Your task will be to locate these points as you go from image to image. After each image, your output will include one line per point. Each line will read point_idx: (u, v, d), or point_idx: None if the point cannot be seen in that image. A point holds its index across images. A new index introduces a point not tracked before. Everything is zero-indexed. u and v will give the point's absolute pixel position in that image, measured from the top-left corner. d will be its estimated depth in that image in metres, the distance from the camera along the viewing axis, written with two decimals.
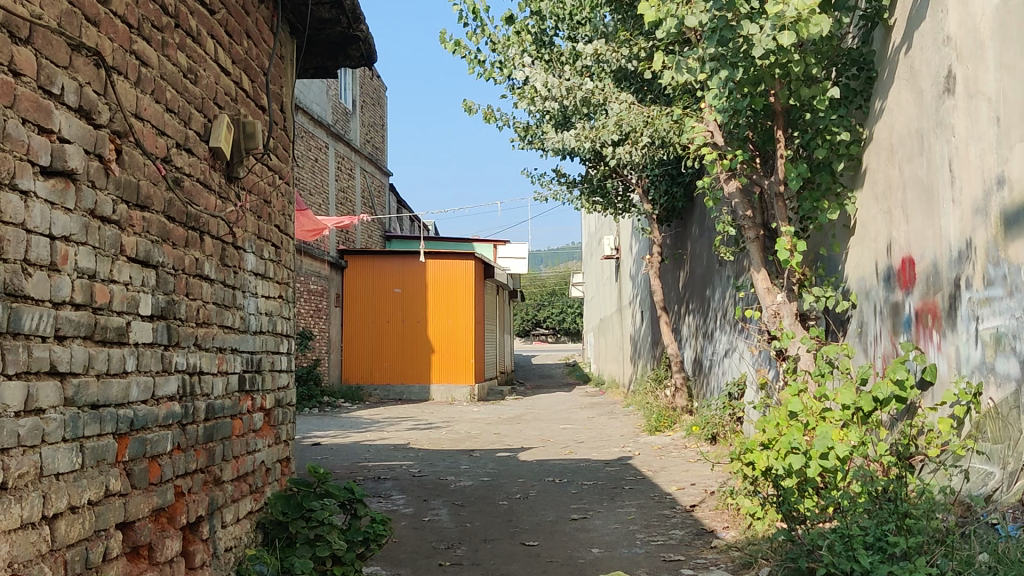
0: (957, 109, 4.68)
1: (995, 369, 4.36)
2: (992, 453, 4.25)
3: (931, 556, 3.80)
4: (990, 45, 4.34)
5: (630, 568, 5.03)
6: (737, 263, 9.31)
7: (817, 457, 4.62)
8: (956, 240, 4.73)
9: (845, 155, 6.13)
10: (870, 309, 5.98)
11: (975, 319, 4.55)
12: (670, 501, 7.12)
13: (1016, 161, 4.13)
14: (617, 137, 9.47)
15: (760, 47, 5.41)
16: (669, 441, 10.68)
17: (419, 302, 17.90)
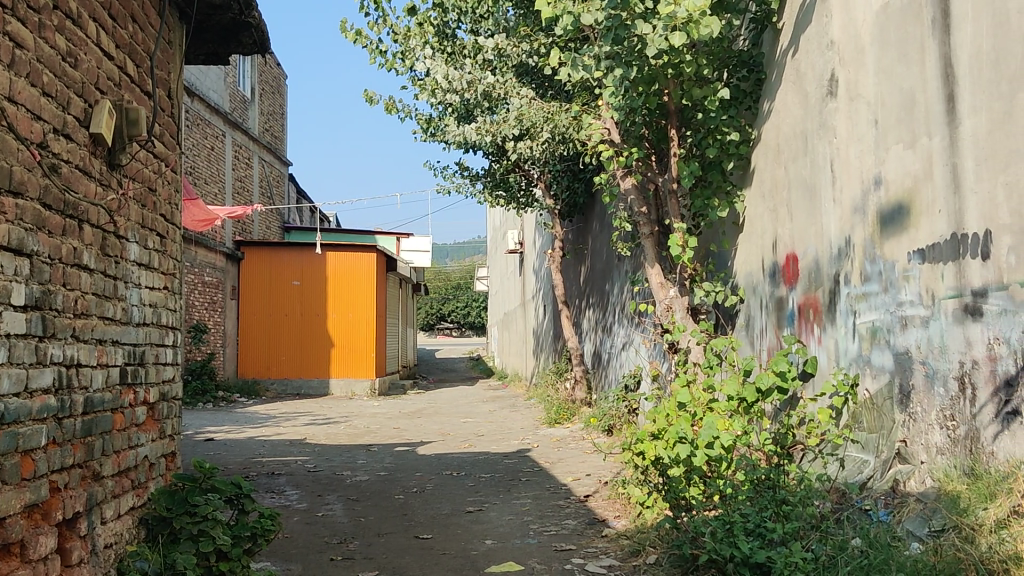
0: (838, 111, 4.87)
1: (871, 361, 4.57)
2: (867, 442, 4.48)
3: (806, 541, 3.90)
4: (870, 50, 4.53)
5: (522, 559, 5.07)
6: (634, 258, 9.48)
7: (703, 446, 4.63)
8: (836, 237, 4.92)
9: (735, 154, 6.30)
10: (757, 304, 6.18)
11: (852, 313, 4.75)
12: (565, 492, 7.21)
13: (893, 163, 4.32)
14: (517, 132, 9.56)
15: (653, 46, 5.50)
16: (567, 433, 10.83)
17: (318, 294, 17.62)
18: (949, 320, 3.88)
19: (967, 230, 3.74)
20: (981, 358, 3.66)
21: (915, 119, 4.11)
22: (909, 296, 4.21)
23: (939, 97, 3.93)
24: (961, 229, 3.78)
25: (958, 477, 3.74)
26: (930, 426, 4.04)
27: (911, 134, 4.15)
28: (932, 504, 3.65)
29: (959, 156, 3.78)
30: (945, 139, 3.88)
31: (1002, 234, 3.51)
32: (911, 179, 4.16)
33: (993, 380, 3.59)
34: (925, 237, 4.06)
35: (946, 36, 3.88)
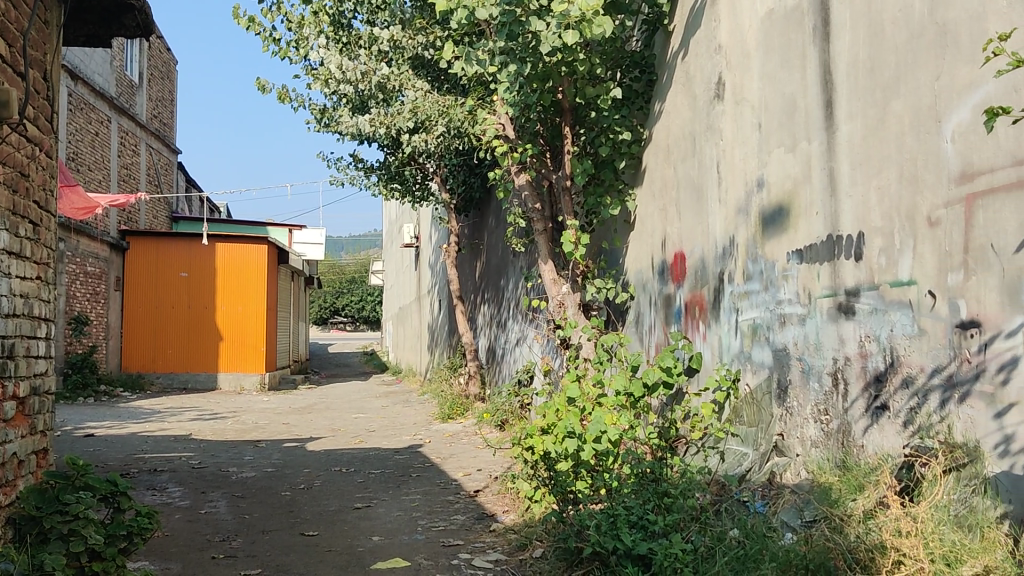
0: (725, 114, 4.99)
1: (751, 357, 4.72)
2: (746, 436, 4.63)
3: (686, 532, 3.91)
4: (755, 55, 4.66)
5: (409, 554, 5.04)
6: (529, 254, 9.53)
7: (591, 441, 4.69)
8: (721, 237, 5.05)
9: (627, 154, 6.39)
10: (646, 301, 6.29)
11: (735, 311, 4.89)
12: (455, 487, 7.21)
13: (775, 165, 4.45)
14: (412, 125, 9.51)
15: (546, 44, 5.53)
16: (460, 428, 10.82)
17: (208, 286, 17.23)
18: (824, 318, 4.03)
19: (842, 231, 3.89)
20: (853, 355, 3.81)
21: (796, 124, 4.25)
22: (788, 295, 4.35)
23: (818, 102, 4.07)
24: (836, 230, 3.93)
25: (831, 469, 3.88)
26: (806, 421, 4.20)
27: (792, 137, 4.29)
28: (805, 496, 3.74)
29: (836, 160, 3.93)
30: (824, 143, 4.02)
31: (874, 236, 3.66)
32: (791, 182, 4.30)
33: (864, 375, 3.73)
34: (804, 238, 4.20)
35: (826, 44, 4.02)
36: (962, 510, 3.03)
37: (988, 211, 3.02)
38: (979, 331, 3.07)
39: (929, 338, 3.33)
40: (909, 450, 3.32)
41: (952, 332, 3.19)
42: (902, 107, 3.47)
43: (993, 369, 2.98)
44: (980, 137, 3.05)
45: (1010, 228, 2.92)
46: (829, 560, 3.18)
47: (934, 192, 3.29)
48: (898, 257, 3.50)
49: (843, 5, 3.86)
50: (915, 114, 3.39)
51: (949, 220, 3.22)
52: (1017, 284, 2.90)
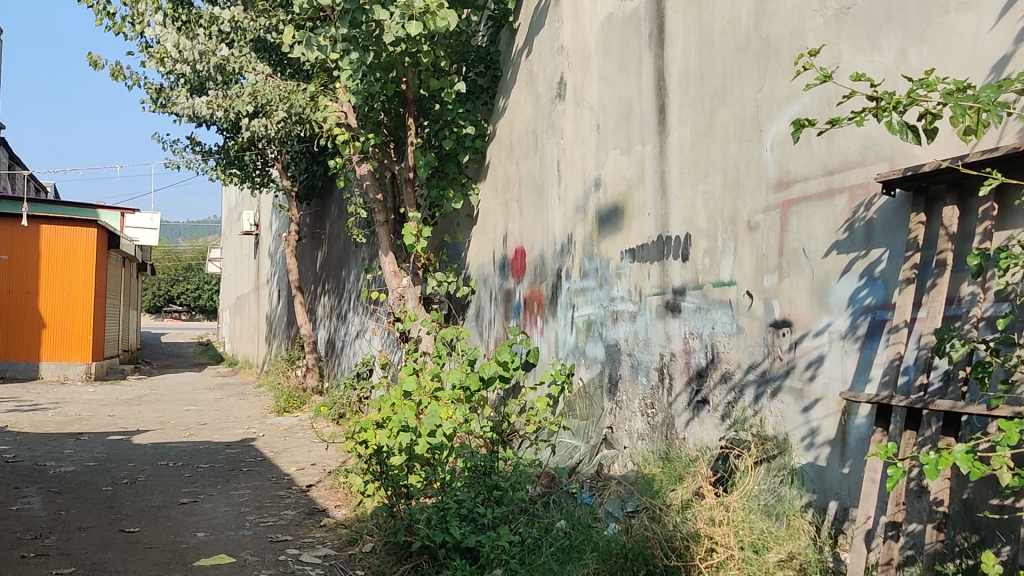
0: (565, 114, 5.09)
1: (585, 352, 4.84)
2: (578, 430, 4.75)
3: (513, 525, 3.76)
4: (594, 58, 4.78)
5: (234, 551, 4.91)
6: (371, 246, 9.44)
7: (425, 435, 4.42)
8: (559, 234, 5.15)
9: (470, 148, 6.40)
10: (486, 296, 6.34)
11: (571, 307, 5.00)
12: (287, 482, 7.08)
13: (610, 166, 4.58)
14: (252, 109, 9.25)
15: (389, 34, 5.44)
16: (295, 421, 10.62)
17: (29, 270, 15.52)
18: (653, 316, 4.17)
19: (670, 232, 4.04)
20: (678, 352, 3.96)
21: (631, 126, 4.38)
22: (620, 293, 4.48)
23: (652, 107, 4.21)
24: (666, 232, 4.07)
25: (654, 461, 4.01)
26: (633, 414, 4.34)
27: (628, 140, 4.42)
28: (629, 489, 3.78)
29: (667, 164, 4.07)
30: (656, 147, 4.16)
31: (699, 238, 3.81)
32: (626, 183, 4.43)
33: (687, 371, 3.89)
34: (636, 237, 4.34)
35: (660, 50, 4.15)
36: (770, 499, 3.16)
37: (801, 217, 3.20)
38: (790, 329, 3.24)
39: (746, 336, 3.49)
40: (725, 442, 3.47)
41: (766, 331, 3.37)
42: (727, 115, 3.63)
43: (803, 366, 3.16)
44: (795, 147, 3.23)
45: (820, 234, 3.09)
46: (647, 548, 3.09)
47: (754, 198, 3.46)
48: (721, 259, 3.66)
49: (676, 15, 4.00)
50: (739, 123, 3.55)
51: (766, 224, 3.39)
52: (824, 287, 3.08)
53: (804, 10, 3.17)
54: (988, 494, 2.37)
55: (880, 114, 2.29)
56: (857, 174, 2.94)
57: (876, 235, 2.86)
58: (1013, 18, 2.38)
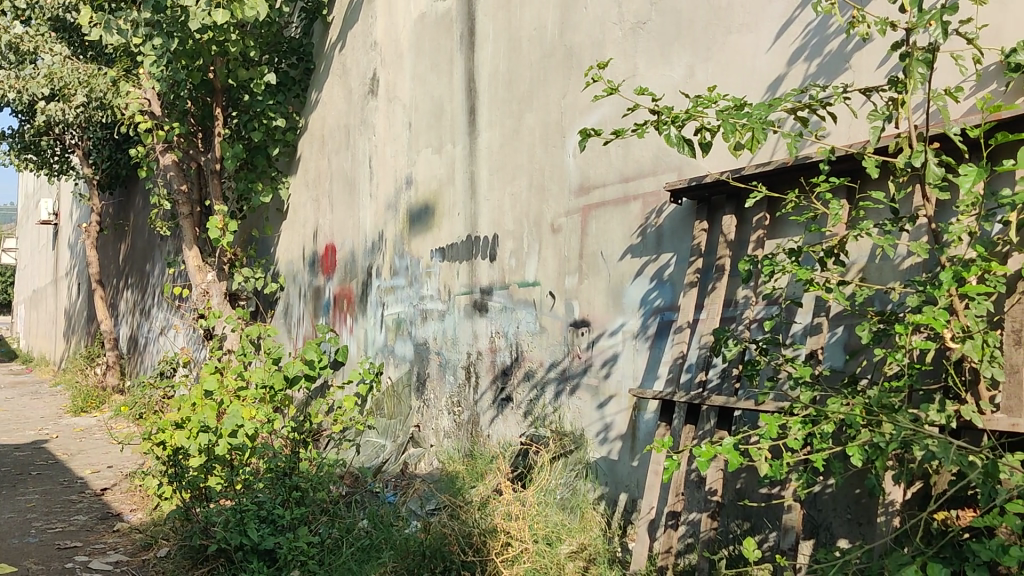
0: (378, 110, 5.08)
1: (394, 351, 4.85)
2: (386, 428, 4.73)
3: (313, 526, 3.66)
4: (407, 56, 4.79)
5: (16, 560, 4.62)
6: (176, 239, 9.07)
7: (226, 435, 4.31)
8: (370, 232, 5.14)
9: (281, 140, 6.26)
10: (296, 292, 6.24)
11: (380, 305, 5.00)
12: (80, 486, 6.72)
13: (421, 165, 4.60)
14: (48, 91, 8.70)
15: (195, 21, 5.19)
16: (94, 422, 10.09)
17: None
18: (461, 315, 4.23)
19: (478, 233, 4.10)
20: (484, 350, 4.03)
21: (443, 126, 4.42)
22: (429, 291, 4.52)
23: (463, 108, 4.26)
24: (474, 232, 4.14)
25: (458, 457, 4.06)
26: (440, 412, 4.39)
27: (439, 139, 4.46)
28: (432, 488, 3.79)
29: (476, 165, 4.13)
30: (467, 147, 4.21)
31: (506, 238, 3.89)
32: (436, 182, 4.47)
33: (492, 369, 3.96)
34: (445, 237, 4.39)
35: (471, 53, 4.21)
36: (566, 493, 3.22)
37: (600, 222, 3.31)
38: (588, 329, 3.36)
39: (548, 335, 3.59)
40: (525, 438, 3.56)
41: (567, 330, 3.48)
42: (534, 120, 3.73)
43: (599, 364, 3.29)
44: (595, 154, 3.35)
45: (617, 238, 3.22)
46: (444, 545, 3.00)
47: (557, 202, 3.57)
48: (526, 260, 3.76)
49: (486, 18, 4.07)
50: (544, 128, 3.65)
51: (568, 227, 3.49)
52: (619, 288, 3.21)
53: (605, 22, 3.28)
54: (756, 484, 2.51)
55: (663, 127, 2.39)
56: (651, 182, 3.07)
57: (666, 241, 3.01)
58: (787, 40, 2.51)
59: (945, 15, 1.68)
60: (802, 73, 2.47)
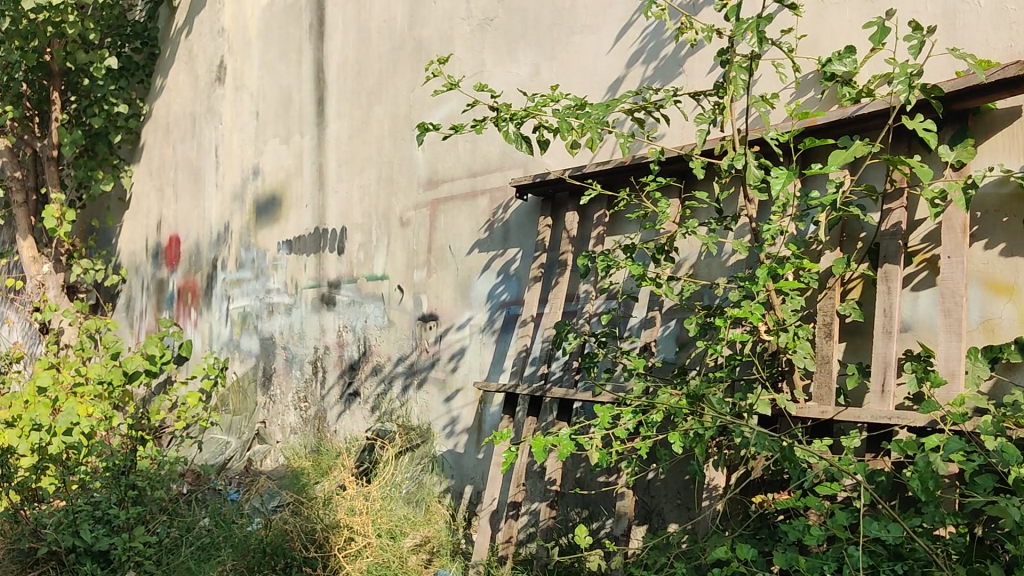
0: (224, 99, 4.95)
1: (240, 345, 4.75)
2: (230, 424, 4.58)
3: (150, 526, 3.49)
4: (255, 45, 4.69)
5: None
6: (9, 230, 8.59)
7: (59, 434, 4.09)
8: (215, 223, 5.01)
9: (123, 127, 6.02)
10: (139, 285, 6.01)
11: (226, 298, 4.88)
12: None
13: (268, 155, 4.51)
14: None
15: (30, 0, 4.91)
16: None
17: None
18: (307, 308, 4.17)
19: (326, 225, 4.06)
20: (331, 344, 3.99)
21: (290, 116, 4.36)
22: (276, 284, 4.44)
23: (311, 99, 4.20)
24: (322, 224, 4.09)
25: (305, 454, 3.99)
26: (287, 408, 4.33)
27: (287, 129, 4.38)
28: (277, 486, 3.74)
29: (324, 156, 4.09)
30: (315, 139, 4.16)
31: (354, 231, 3.86)
32: (284, 173, 4.40)
33: (340, 364, 3.92)
34: (292, 229, 4.32)
35: (320, 43, 4.15)
36: (411, 489, 3.16)
37: (448, 216, 3.32)
38: (436, 323, 3.35)
39: (396, 329, 3.57)
40: (371, 433, 3.51)
41: (414, 324, 3.46)
42: (382, 113, 3.70)
43: (446, 357, 3.28)
44: (443, 148, 3.36)
45: (464, 232, 3.23)
46: (285, 542, 2.83)
47: (406, 195, 3.55)
48: (373, 253, 3.73)
49: (336, 8, 4.02)
50: (393, 121, 3.64)
51: (417, 221, 3.49)
52: (466, 283, 3.22)
53: (453, 17, 3.28)
54: (598, 473, 2.50)
55: (500, 124, 2.40)
56: (497, 178, 3.09)
57: (512, 235, 3.02)
58: (626, 43, 2.56)
59: (759, 24, 1.76)
60: (639, 76, 2.51)
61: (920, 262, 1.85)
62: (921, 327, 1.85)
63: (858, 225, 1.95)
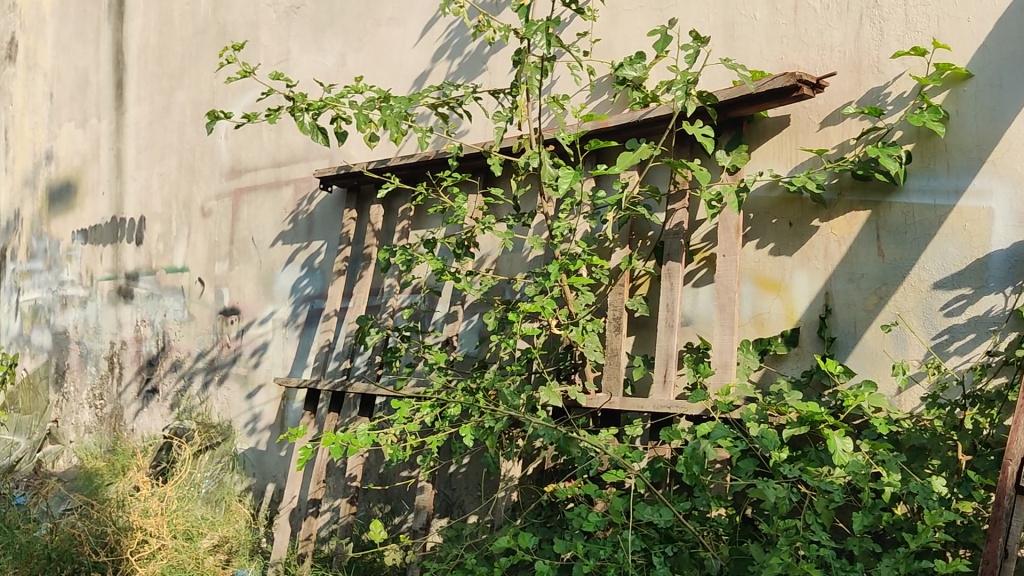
0: (15, 78, 4.65)
1: (30, 341, 4.48)
2: (18, 424, 4.29)
3: None
4: (49, 22, 4.43)
5: None
6: None
7: None
8: (4, 210, 4.70)
9: None
10: None
11: (16, 290, 4.59)
12: None
13: (63, 140, 4.28)
14: None
15: None
16: None
17: None
18: (104, 302, 3.98)
19: (124, 214, 3.88)
20: (129, 339, 3.82)
21: (87, 99, 4.14)
22: (70, 276, 4.21)
23: (109, 81, 4.00)
24: (119, 213, 3.91)
25: (99, 454, 3.79)
26: (81, 406, 4.11)
27: (83, 113, 4.16)
28: (70, 484, 3.54)
29: (123, 142, 3.90)
30: (113, 124, 3.96)
31: (153, 221, 3.71)
32: (79, 159, 4.18)
33: (138, 360, 3.75)
34: (88, 218, 4.11)
35: (119, 23, 3.95)
36: (210, 488, 3.10)
37: (250, 207, 3.22)
38: (238, 317, 3.25)
39: (196, 324, 3.45)
40: (169, 432, 3.40)
41: (216, 318, 3.35)
42: (184, 99, 3.57)
43: (248, 353, 3.19)
44: (246, 137, 3.25)
45: (267, 224, 3.15)
46: (72, 546, 2.64)
47: (208, 183, 3.43)
48: (174, 245, 3.59)
49: None
50: (195, 107, 3.51)
51: (219, 211, 3.37)
52: (269, 276, 3.13)
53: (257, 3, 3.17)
54: (401, 468, 2.45)
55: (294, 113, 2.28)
56: (301, 169, 3.03)
57: (317, 228, 2.97)
58: (432, 38, 2.56)
59: (549, 26, 1.77)
60: (444, 71, 2.52)
61: (700, 260, 1.95)
62: (700, 321, 1.95)
63: (645, 225, 2.02)
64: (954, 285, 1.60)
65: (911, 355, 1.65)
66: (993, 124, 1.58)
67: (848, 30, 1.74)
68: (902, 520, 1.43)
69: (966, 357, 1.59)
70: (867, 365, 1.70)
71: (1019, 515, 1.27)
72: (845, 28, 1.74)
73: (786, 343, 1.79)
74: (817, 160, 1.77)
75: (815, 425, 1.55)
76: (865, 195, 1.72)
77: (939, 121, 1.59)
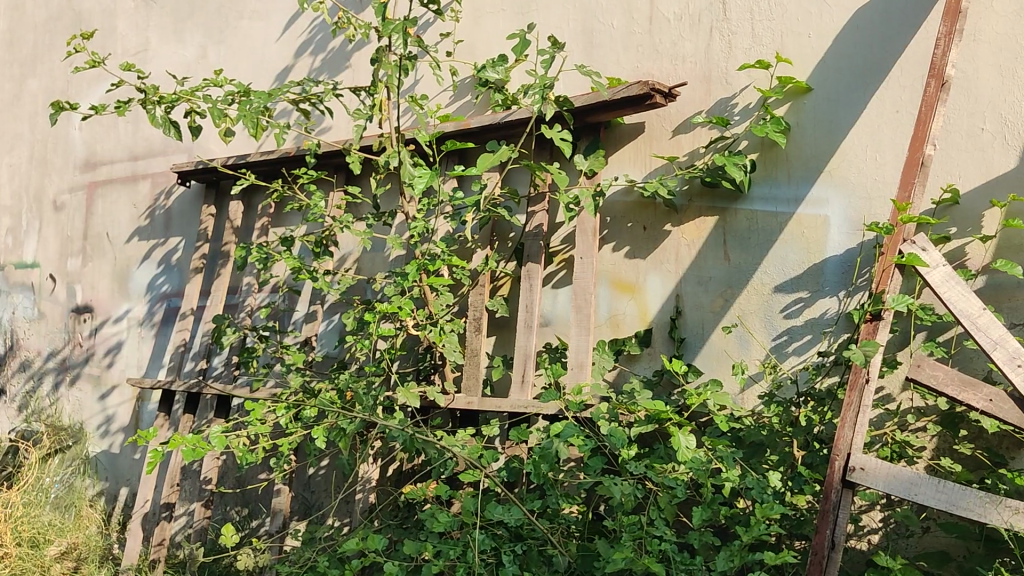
0: None
1: None
2: None
3: None
4: None
5: None
6: None
7: None
8: None
9: None
10: None
11: None
12: None
13: None
14: None
15: None
16: None
17: None
18: None
19: None
20: None
21: None
22: None
23: None
24: None
25: None
26: None
27: None
28: None
29: None
30: None
31: (2, 214, 3.54)
32: None
33: None
34: None
35: None
36: (60, 492, 2.93)
37: (105, 201, 3.11)
38: (90, 315, 3.12)
39: (46, 322, 3.30)
40: (16, 435, 3.25)
41: (67, 316, 3.22)
42: (36, 87, 3.41)
43: (101, 352, 3.07)
44: (102, 128, 3.14)
45: (123, 219, 3.04)
46: None
47: (60, 175, 3.29)
48: (23, 239, 3.43)
49: None
50: (48, 96, 3.36)
51: (72, 205, 3.23)
52: (124, 273, 3.03)
53: None
54: (257, 471, 2.40)
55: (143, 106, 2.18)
56: (159, 163, 2.95)
57: (174, 224, 2.89)
58: (295, 32, 2.53)
59: (406, 26, 1.75)
60: (307, 67, 2.49)
61: (559, 262, 1.98)
62: (558, 321, 1.98)
63: (506, 226, 2.03)
64: (793, 289, 1.68)
65: (753, 355, 1.72)
66: (830, 136, 1.65)
67: (699, 42, 1.80)
68: (739, 513, 1.51)
69: (803, 358, 1.66)
70: (713, 365, 1.77)
71: (844, 507, 1.33)
72: (697, 39, 1.80)
73: (639, 343, 1.84)
74: (669, 167, 1.82)
75: (662, 423, 1.60)
76: (713, 201, 1.78)
77: (780, 132, 1.66)
